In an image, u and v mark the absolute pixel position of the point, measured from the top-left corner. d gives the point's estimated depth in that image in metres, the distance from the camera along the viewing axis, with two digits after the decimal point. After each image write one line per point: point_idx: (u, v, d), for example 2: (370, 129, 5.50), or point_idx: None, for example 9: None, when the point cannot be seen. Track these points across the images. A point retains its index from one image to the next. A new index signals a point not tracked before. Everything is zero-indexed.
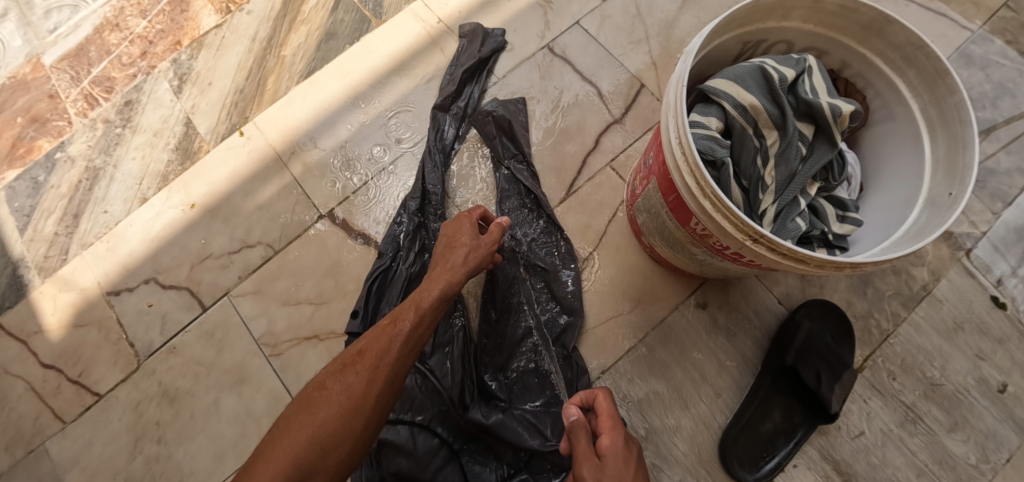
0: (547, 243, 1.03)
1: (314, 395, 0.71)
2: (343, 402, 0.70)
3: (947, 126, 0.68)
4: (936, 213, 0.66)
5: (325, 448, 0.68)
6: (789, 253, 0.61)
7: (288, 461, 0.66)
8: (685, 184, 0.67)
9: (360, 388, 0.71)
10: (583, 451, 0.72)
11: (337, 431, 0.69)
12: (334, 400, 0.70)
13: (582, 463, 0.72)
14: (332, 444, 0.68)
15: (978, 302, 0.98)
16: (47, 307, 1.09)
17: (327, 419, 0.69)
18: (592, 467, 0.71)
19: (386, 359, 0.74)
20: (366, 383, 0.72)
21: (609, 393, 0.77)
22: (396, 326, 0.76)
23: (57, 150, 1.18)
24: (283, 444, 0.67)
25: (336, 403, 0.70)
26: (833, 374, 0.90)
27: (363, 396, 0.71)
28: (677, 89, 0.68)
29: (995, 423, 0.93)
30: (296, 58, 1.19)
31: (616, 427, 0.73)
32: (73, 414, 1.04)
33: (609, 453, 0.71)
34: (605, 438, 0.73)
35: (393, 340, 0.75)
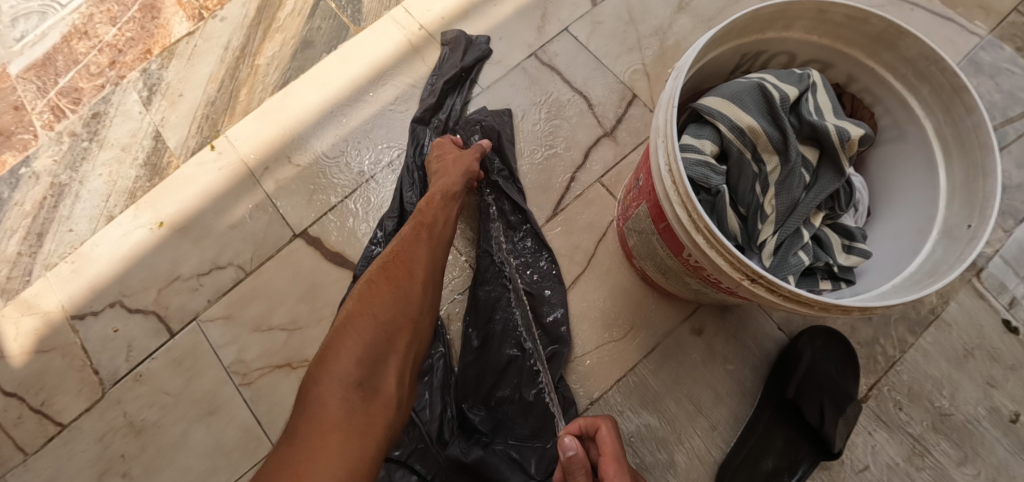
0: (533, 265, 0.97)
1: (368, 297, 0.73)
2: (394, 292, 0.74)
3: (964, 149, 0.62)
4: (953, 247, 0.60)
5: (389, 334, 0.71)
6: (791, 295, 0.56)
7: (356, 350, 0.68)
8: (676, 216, 0.61)
9: (405, 284, 0.75)
10: None
11: (396, 317, 0.72)
12: (389, 293, 0.74)
13: None
14: (394, 329, 0.71)
15: (989, 327, 0.92)
16: (8, 332, 1.04)
17: (384, 309, 0.72)
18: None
19: (422, 254, 0.80)
20: (408, 275, 0.76)
21: (612, 425, 0.70)
22: (416, 231, 0.82)
23: (21, 166, 1.12)
24: (347, 338, 0.69)
25: (392, 293, 0.74)
26: (837, 408, 0.84)
27: (410, 286, 0.75)
28: (667, 110, 0.62)
29: (1007, 456, 0.88)
30: (271, 68, 1.13)
31: (621, 470, 0.66)
32: (35, 445, 0.99)
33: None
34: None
35: (419, 240, 0.81)
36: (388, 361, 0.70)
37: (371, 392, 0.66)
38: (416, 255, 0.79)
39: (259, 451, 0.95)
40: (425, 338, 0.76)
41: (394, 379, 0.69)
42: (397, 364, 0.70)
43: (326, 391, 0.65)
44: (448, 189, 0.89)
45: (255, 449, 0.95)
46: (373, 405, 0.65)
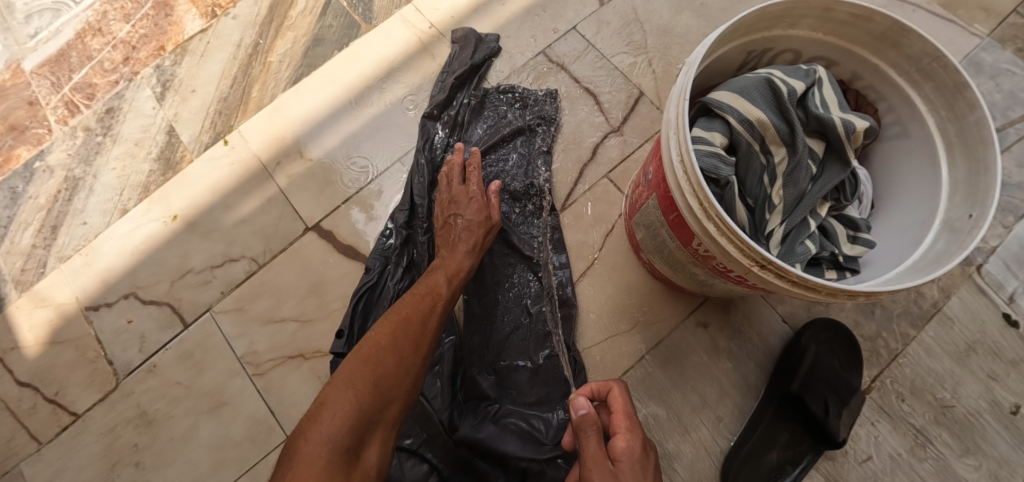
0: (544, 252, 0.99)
1: (368, 357, 0.76)
2: (396, 362, 0.76)
3: (967, 145, 0.64)
4: (955, 238, 0.62)
5: (383, 403, 0.73)
6: (799, 281, 0.58)
7: (348, 411, 0.70)
8: (688, 206, 0.63)
9: (409, 355, 0.78)
10: (594, 455, 0.67)
11: (393, 388, 0.75)
12: (389, 363, 0.76)
13: (593, 467, 0.66)
14: (388, 399, 0.74)
15: (990, 322, 0.93)
16: (23, 323, 1.06)
17: (382, 376, 0.74)
18: (606, 471, 0.65)
19: (428, 327, 0.81)
20: (411, 347, 0.78)
21: (624, 388, 0.73)
22: (430, 300, 0.84)
23: (36, 160, 1.14)
24: (342, 397, 0.71)
25: (391, 364, 0.76)
26: (840, 401, 0.87)
27: (411, 359, 0.78)
28: (679, 104, 0.64)
29: (1008, 449, 0.89)
30: (282, 65, 1.15)
31: (633, 429, 0.69)
32: (50, 435, 1.00)
33: (625, 455, 0.66)
34: (621, 439, 0.68)
35: (431, 313, 0.83)
36: (377, 428, 0.72)
37: (356, 456, 0.69)
38: (426, 324, 0.82)
39: (271, 442, 0.96)
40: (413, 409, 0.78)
41: (378, 447, 0.71)
42: (383, 432, 0.73)
43: (312, 449, 0.67)
44: (465, 267, 0.89)
45: (266, 440, 0.96)
46: (354, 469, 0.67)
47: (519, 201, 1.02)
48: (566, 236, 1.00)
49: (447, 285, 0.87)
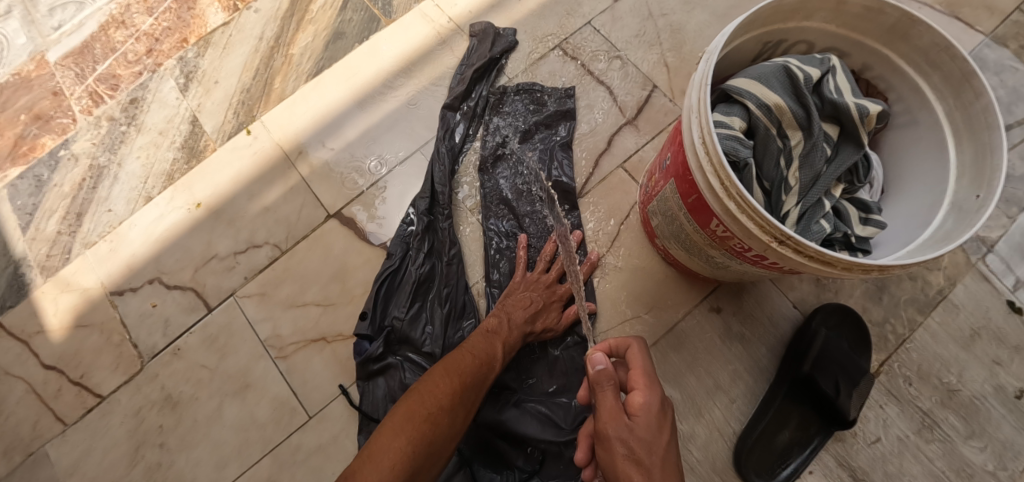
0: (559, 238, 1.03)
1: (423, 411, 0.77)
2: (448, 425, 0.78)
3: (974, 130, 0.67)
4: (963, 218, 0.65)
5: (430, 460, 0.75)
6: (816, 255, 0.60)
7: (398, 463, 0.71)
8: (709, 186, 0.66)
9: (459, 418, 0.80)
10: (609, 409, 0.69)
11: (442, 447, 0.77)
12: (443, 424, 0.78)
13: (609, 421, 0.69)
14: (435, 458, 0.76)
15: (995, 309, 0.96)
16: (49, 308, 1.08)
17: (436, 436, 0.76)
18: (621, 425, 0.68)
19: (479, 394, 0.84)
20: (462, 413, 0.80)
21: (642, 345, 0.75)
22: (486, 365, 0.86)
23: (60, 148, 1.17)
24: (394, 446, 0.73)
25: (445, 425, 0.78)
26: (851, 382, 0.88)
27: (460, 422, 0.80)
28: (700, 89, 0.66)
29: (1013, 431, 0.92)
30: (304, 57, 1.18)
31: (650, 382, 0.71)
32: (75, 416, 1.02)
33: (643, 409, 0.69)
34: (639, 394, 0.70)
35: (484, 381, 0.84)
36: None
37: None
38: (478, 391, 0.83)
39: (294, 423, 0.98)
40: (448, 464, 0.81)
41: None
42: None
43: None
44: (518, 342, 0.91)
45: (290, 421, 0.98)
46: None
47: (538, 190, 1.05)
48: (582, 224, 1.03)
49: (502, 354, 0.88)
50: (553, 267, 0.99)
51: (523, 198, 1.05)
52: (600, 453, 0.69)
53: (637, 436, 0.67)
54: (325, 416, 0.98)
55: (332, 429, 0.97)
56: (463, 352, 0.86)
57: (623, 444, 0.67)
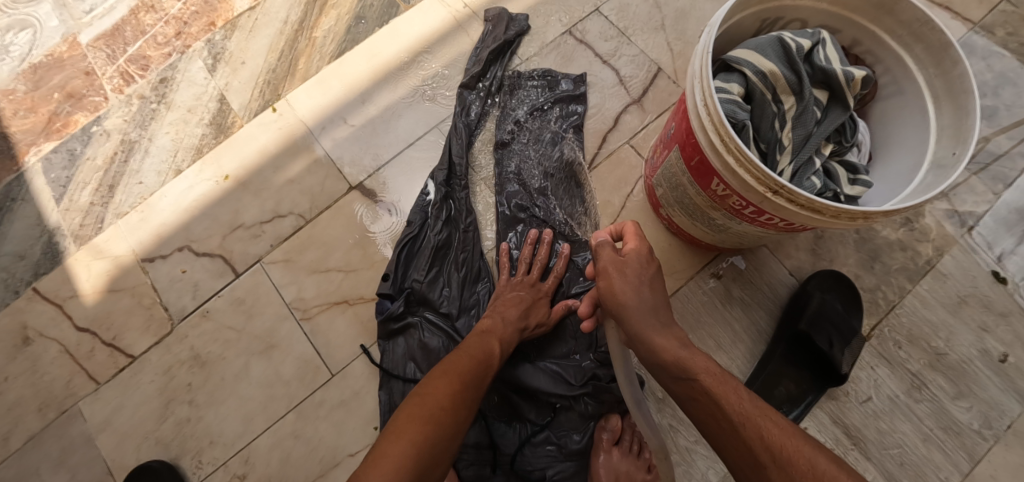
0: (566, 212, 1.09)
1: (423, 410, 0.76)
2: (451, 423, 0.76)
3: (951, 96, 0.73)
4: (942, 173, 0.71)
5: (434, 463, 0.73)
6: (807, 204, 0.67)
7: (404, 465, 0.70)
8: (710, 144, 0.72)
9: (462, 417, 0.78)
10: (606, 255, 0.82)
11: (445, 450, 0.75)
12: (446, 424, 0.76)
13: (607, 261, 0.82)
14: (438, 462, 0.74)
15: (981, 278, 1.02)
16: (82, 273, 1.12)
17: (439, 435, 0.74)
18: (615, 261, 0.81)
19: (480, 394, 0.82)
20: (465, 412, 0.79)
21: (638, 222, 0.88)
22: (484, 364, 0.85)
23: (92, 125, 1.21)
24: (399, 445, 0.71)
25: (448, 424, 0.76)
26: (843, 340, 0.96)
27: (462, 421, 0.78)
28: (702, 56, 0.72)
29: (997, 391, 0.97)
30: (327, 40, 1.24)
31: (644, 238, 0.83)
32: (107, 375, 1.07)
33: (633, 250, 0.81)
34: (631, 242, 0.82)
35: (484, 378, 0.84)
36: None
37: None
38: (478, 392, 0.82)
39: (318, 380, 1.05)
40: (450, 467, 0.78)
41: None
42: None
43: None
44: (510, 339, 0.92)
45: (314, 378, 1.05)
46: None
47: (549, 165, 1.11)
48: (589, 196, 1.09)
49: (498, 353, 0.89)
50: (537, 266, 1.03)
51: (535, 174, 1.11)
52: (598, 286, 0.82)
53: (628, 268, 0.80)
54: (347, 374, 1.05)
55: (354, 386, 1.04)
56: (463, 353, 0.86)
57: (615, 275, 0.80)
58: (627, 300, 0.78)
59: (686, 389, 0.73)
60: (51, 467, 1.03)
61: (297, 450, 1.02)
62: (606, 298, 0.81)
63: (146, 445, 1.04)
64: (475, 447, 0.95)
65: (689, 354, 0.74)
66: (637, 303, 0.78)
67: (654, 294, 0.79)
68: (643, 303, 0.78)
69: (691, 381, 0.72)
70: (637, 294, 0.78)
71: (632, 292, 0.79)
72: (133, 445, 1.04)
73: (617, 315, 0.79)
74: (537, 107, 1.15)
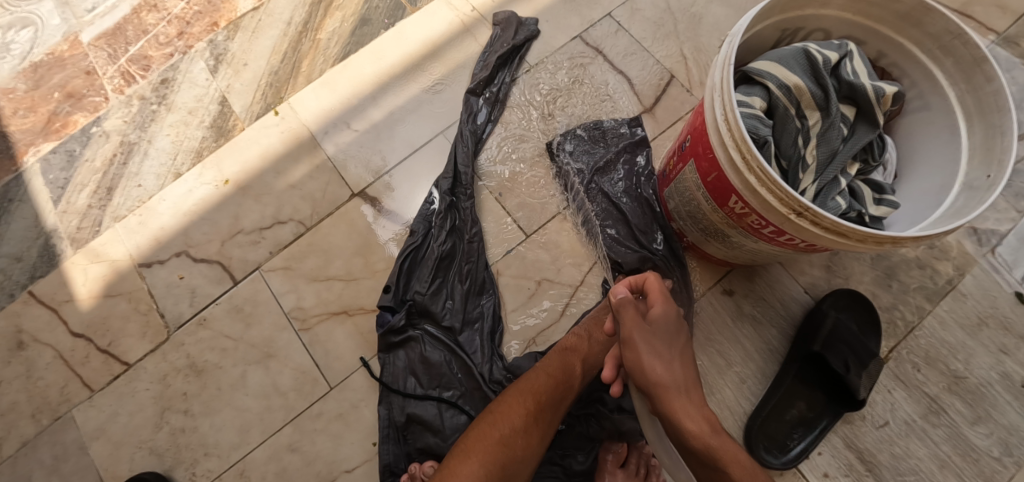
0: (605, 223, 1.04)
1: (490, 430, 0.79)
2: (522, 448, 0.79)
3: (984, 113, 0.69)
4: (974, 195, 0.68)
5: None
6: (832, 226, 0.64)
7: None
8: (730, 160, 0.69)
9: (535, 443, 0.81)
10: (632, 318, 0.81)
11: (514, 472, 0.78)
12: (512, 450, 0.78)
13: (632, 327, 0.80)
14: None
15: (1002, 299, 0.98)
16: (77, 277, 1.10)
17: (510, 461, 0.78)
18: (642, 329, 0.80)
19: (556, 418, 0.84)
20: (538, 434, 0.81)
21: (657, 278, 0.87)
22: (564, 388, 0.85)
23: (92, 125, 1.18)
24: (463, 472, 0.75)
25: (515, 448, 0.79)
26: (860, 362, 0.90)
27: (536, 445, 0.81)
28: (723, 68, 0.69)
29: (1017, 417, 0.94)
30: (332, 42, 1.21)
31: (667, 300, 0.83)
32: (101, 382, 1.05)
33: (659, 320, 0.80)
34: (656, 306, 0.82)
35: (562, 403, 0.84)
36: None
37: None
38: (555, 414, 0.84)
39: (316, 392, 1.02)
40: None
41: None
42: None
43: None
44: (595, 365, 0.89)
45: (311, 390, 1.02)
46: None
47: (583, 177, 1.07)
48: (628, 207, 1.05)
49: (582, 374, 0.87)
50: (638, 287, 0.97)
51: (627, 235, 1.03)
52: (624, 355, 0.80)
53: (655, 338, 0.79)
54: (346, 386, 1.02)
55: (352, 399, 1.01)
56: (543, 370, 0.86)
57: (642, 348, 0.78)
58: (658, 375, 0.76)
59: (715, 476, 0.72)
60: (43, 476, 1.01)
61: (293, 464, 0.99)
62: (634, 370, 0.79)
63: (139, 455, 1.02)
64: None
65: (722, 442, 0.72)
66: (669, 379, 0.76)
67: (683, 370, 0.78)
68: (676, 379, 0.76)
69: (720, 471, 0.71)
70: (667, 370, 0.77)
71: (660, 368, 0.77)
72: (126, 455, 1.02)
73: (646, 389, 0.77)
74: (597, 169, 1.07)
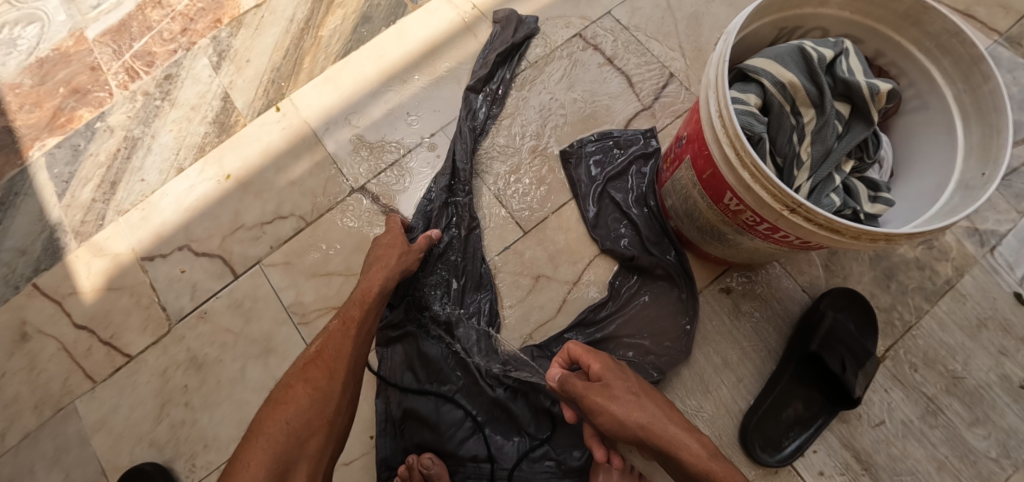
0: (614, 230, 1.05)
1: (283, 397, 0.79)
2: (308, 396, 0.79)
3: (981, 113, 0.69)
4: (969, 194, 0.68)
5: (301, 438, 0.76)
6: (826, 223, 0.64)
7: (268, 451, 0.74)
8: (724, 156, 0.69)
9: (325, 385, 0.80)
10: (586, 387, 0.78)
11: (308, 422, 0.77)
12: (298, 406, 0.78)
13: (589, 392, 0.77)
14: (305, 434, 0.77)
15: (1002, 300, 0.98)
16: (80, 270, 1.11)
17: (297, 413, 0.77)
18: (600, 390, 0.77)
19: (344, 354, 0.83)
20: (328, 379, 0.81)
21: (578, 341, 0.86)
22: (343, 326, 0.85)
23: (96, 120, 1.20)
24: (257, 443, 0.75)
25: (302, 404, 0.78)
26: (857, 362, 0.90)
27: (328, 387, 0.80)
28: (718, 65, 0.69)
29: (1016, 419, 0.93)
30: (333, 39, 1.22)
31: (599, 356, 0.82)
32: (103, 375, 1.06)
33: (605, 372, 0.79)
34: (594, 365, 0.80)
35: (347, 338, 0.84)
36: (300, 462, 0.75)
37: None
38: (341, 352, 0.83)
39: None
40: (343, 432, 0.81)
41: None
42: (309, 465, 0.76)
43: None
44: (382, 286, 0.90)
45: None
46: None
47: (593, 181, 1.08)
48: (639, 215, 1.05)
49: (367, 308, 0.88)
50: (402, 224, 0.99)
51: (638, 244, 1.04)
52: (596, 420, 0.77)
53: (617, 391, 0.77)
54: None
55: None
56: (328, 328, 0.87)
57: (609, 402, 0.76)
58: (642, 422, 0.74)
59: None
60: (45, 466, 1.02)
61: None
62: (614, 428, 0.75)
63: (140, 447, 1.03)
64: (473, 459, 0.95)
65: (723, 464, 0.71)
66: (650, 421, 0.74)
67: (659, 409, 0.76)
68: (656, 419, 0.74)
69: None
70: (646, 416, 0.74)
71: (640, 417, 0.74)
72: (127, 446, 1.03)
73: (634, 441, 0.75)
74: (613, 175, 1.07)
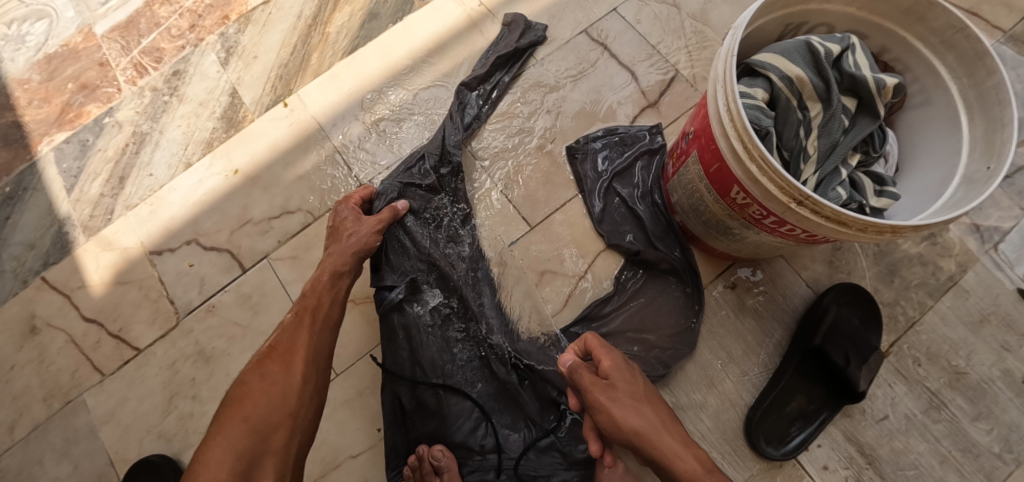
0: (619, 226, 1.06)
1: (241, 394, 0.77)
2: (268, 391, 0.77)
3: (985, 107, 0.70)
4: (974, 188, 0.68)
5: (264, 434, 0.74)
6: (832, 215, 0.65)
7: (232, 448, 0.71)
8: (732, 150, 0.70)
9: (282, 378, 0.78)
10: (591, 383, 0.79)
11: (271, 416, 0.75)
12: (259, 401, 0.76)
13: (593, 389, 0.78)
14: (268, 429, 0.75)
15: (1004, 296, 0.98)
16: (89, 264, 1.12)
17: (257, 409, 0.75)
18: (604, 389, 0.78)
19: (299, 344, 0.82)
20: (286, 371, 0.79)
21: (594, 332, 0.86)
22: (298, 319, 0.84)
23: (105, 116, 1.20)
24: (218, 442, 0.72)
25: (262, 400, 0.76)
26: (861, 358, 0.91)
27: (286, 380, 0.78)
28: (726, 60, 0.70)
29: (1018, 413, 0.94)
30: (340, 36, 1.22)
31: (612, 353, 0.82)
32: (112, 367, 1.07)
33: (614, 370, 0.80)
34: (604, 361, 0.81)
35: (299, 329, 0.83)
36: (265, 459, 0.73)
37: None
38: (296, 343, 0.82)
39: None
40: (308, 426, 0.78)
41: None
42: (276, 461, 0.74)
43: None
44: (335, 269, 0.90)
45: None
46: None
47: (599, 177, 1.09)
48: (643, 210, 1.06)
49: (320, 297, 0.87)
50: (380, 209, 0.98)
51: (643, 240, 1.04)
52: (596, 417, 0.78)
53: (620, 391, 0.78)
54: (350, 374, 1.03)
55: (358, 386, 1.03)
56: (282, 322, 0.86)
57: (609, 401, 0.77)
58: (636, 426, 0.75)
59: None
60: (54, 458, 1.03)
61: None
62: (610, 430, 0.77)
63: (148, 439, 1.03)
64: (480, 450, 0.95)
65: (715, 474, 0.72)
66: (645, 425, 0.75)
67: (656, 413, 0.77)
68: (652, 424, 0.76)
69: None
70: (642, 419, 0.76)
71: (635, 420, 0.76)
72: (135, 438, 1.04)
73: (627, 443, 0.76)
74: (619, 170, 1.08)
